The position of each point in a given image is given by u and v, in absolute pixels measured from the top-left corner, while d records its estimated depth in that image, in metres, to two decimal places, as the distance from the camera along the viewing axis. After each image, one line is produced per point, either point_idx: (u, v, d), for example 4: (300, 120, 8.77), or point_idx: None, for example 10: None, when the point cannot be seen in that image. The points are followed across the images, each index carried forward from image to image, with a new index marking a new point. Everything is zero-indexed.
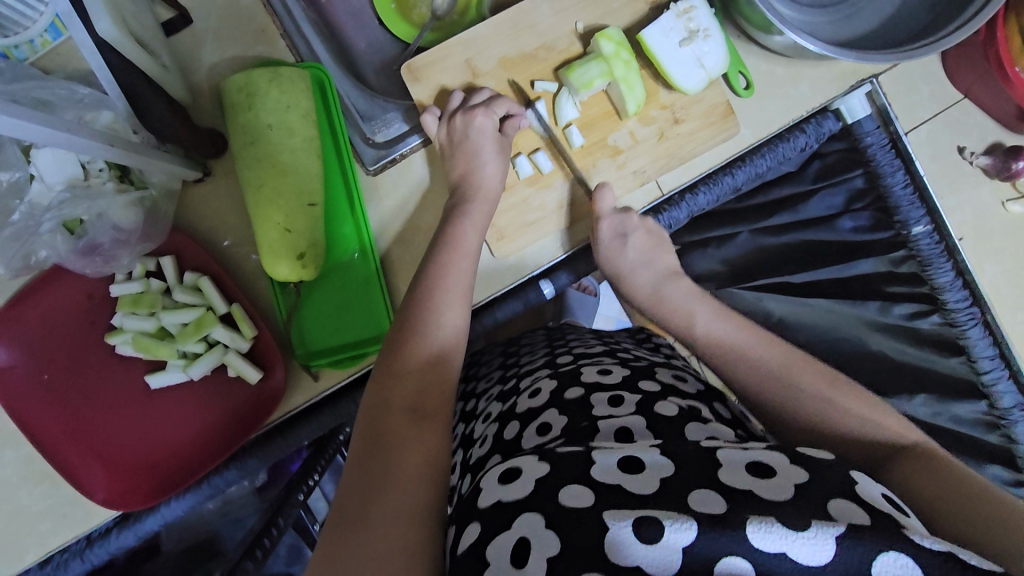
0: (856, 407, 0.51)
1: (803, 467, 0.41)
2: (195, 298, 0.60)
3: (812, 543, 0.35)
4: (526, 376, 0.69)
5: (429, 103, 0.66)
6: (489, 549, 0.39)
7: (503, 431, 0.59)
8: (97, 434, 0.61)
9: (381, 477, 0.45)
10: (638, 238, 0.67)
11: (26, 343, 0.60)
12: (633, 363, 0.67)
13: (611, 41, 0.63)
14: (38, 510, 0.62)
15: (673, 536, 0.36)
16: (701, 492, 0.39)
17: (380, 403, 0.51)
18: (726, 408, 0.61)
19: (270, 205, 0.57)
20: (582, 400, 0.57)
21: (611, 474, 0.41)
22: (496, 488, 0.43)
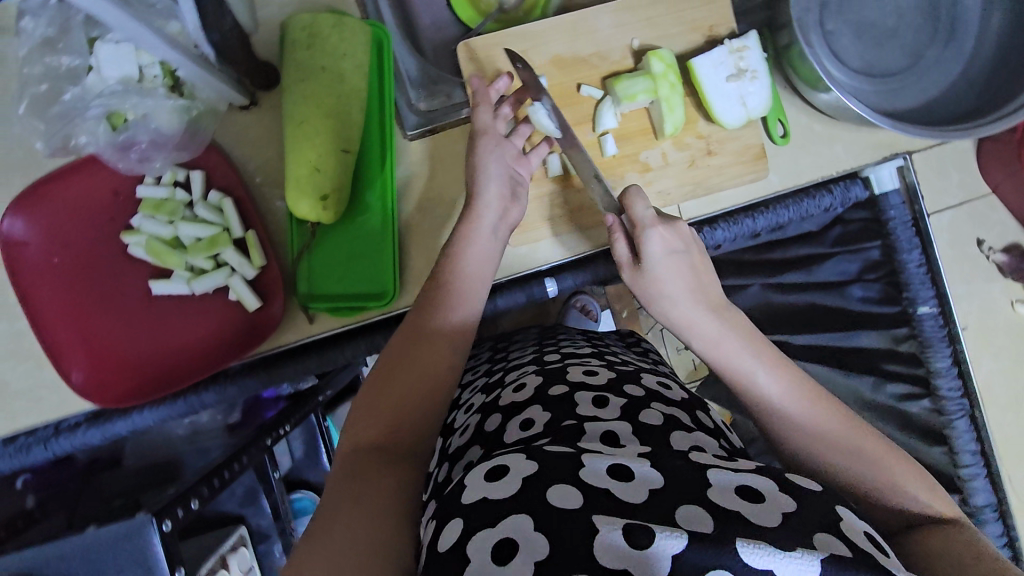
0: (869, 445, 0.49)
1: (791, 497, 0.40)
2: (215, 217, 0.62)
3: (799, 562, 0.35)
4: (512, 372, 0.69)
5: (479, 82, 0.67)
6: (470, 543, 0.36)
7: (484, 421, 0.60)
8: (90, 327, 0.62)
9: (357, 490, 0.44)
10: (695, 258, 0.63)
11: (43, 224, 0.61)
12: (621, 367, 0.67)
13: (662, 62, 0.64)
14: (16, 388, 0.63)
15: (662, 544, 0.35)
16: (688, 508, 0.38)
17: (367, 418, 0.50)
18: (708, 419, 0.61)
19: (305, 143, 0.59)
20: (566, 397, 0.57)
21: (600, 479, 0.39)
22: (480, 485, 0.40)
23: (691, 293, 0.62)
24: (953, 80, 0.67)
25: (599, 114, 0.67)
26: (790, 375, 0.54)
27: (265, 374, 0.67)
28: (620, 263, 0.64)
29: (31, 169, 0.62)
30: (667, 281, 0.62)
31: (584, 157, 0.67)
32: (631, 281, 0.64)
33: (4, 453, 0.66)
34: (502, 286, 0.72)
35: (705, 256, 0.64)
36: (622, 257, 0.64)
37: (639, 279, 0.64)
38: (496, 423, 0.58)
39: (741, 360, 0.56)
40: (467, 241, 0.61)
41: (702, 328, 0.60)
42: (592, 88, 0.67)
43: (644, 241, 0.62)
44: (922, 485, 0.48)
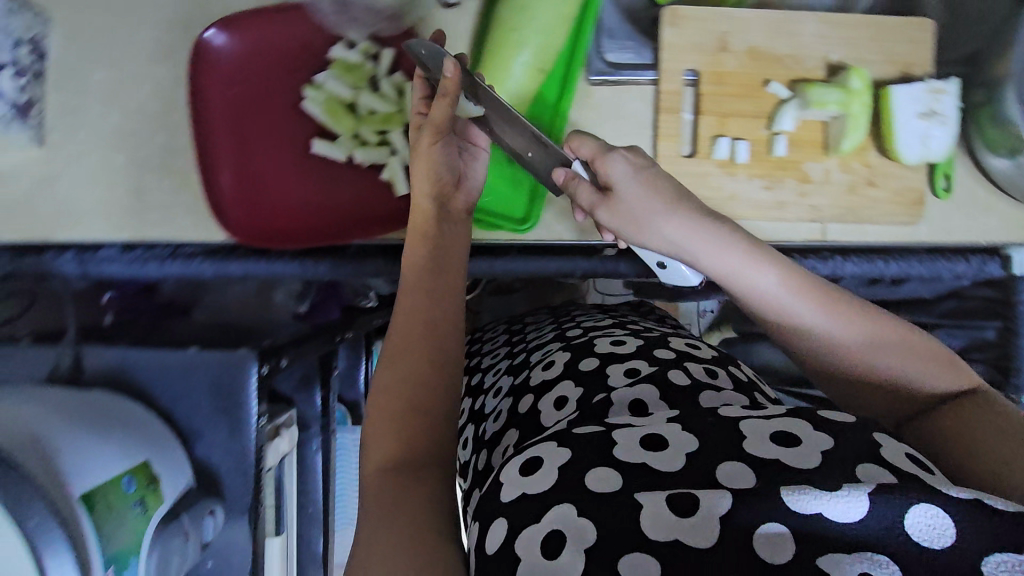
0: (890, 336, 0.49)
1: (827, 435, 0.40)
2: (395, 96, 0.63)
3: (846, 501, 0.34)
4: (537, 351, 0.70)
5: (675, 48, 0.67)
6: (518, 540, 0.38)
7: (516, 404, 0.61)
8: (247, 164, 0.63)
9: (394, 503, 0.42)
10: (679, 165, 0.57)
11: (233, 53, 0.62)
12: (645, 334, 0.68)
13: (862, 81, 0.65)
14: (157, 200, 0.65)
15: (708, 509, 0.36)
16: (727, 466, 0.39)
17: (378, 425, 0.46)
18: (741, 372, 0.63)
19: (503, 54, 0.62)
20: (598, 371, 0.59)
21: (634, 453, 0.41)
22: (517, 480, 0.42)
23: (674, 209, 0.53)
24: None
25: (778, 113, 0.67)
26: (797, 286, 0.50)
27: (383, 261, 0.68)
28: (590, 204, 0.57)
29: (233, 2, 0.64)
30: (650, 216, 0.54)
31: (753, 149, 0.67)
32: (609, 218, 0.56)
33: (121, 259, 0.66)
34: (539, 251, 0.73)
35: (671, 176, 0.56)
36: (594, 198, 0.56)
37: (619, 211, 0.55)
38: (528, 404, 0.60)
39: (738, 271, 0.51)
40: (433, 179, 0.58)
41: (708, 263, 0.53)
42: (779, 87, 0.68)
43: (607, 168, 0.55)
44: (937, 364, 0.49)
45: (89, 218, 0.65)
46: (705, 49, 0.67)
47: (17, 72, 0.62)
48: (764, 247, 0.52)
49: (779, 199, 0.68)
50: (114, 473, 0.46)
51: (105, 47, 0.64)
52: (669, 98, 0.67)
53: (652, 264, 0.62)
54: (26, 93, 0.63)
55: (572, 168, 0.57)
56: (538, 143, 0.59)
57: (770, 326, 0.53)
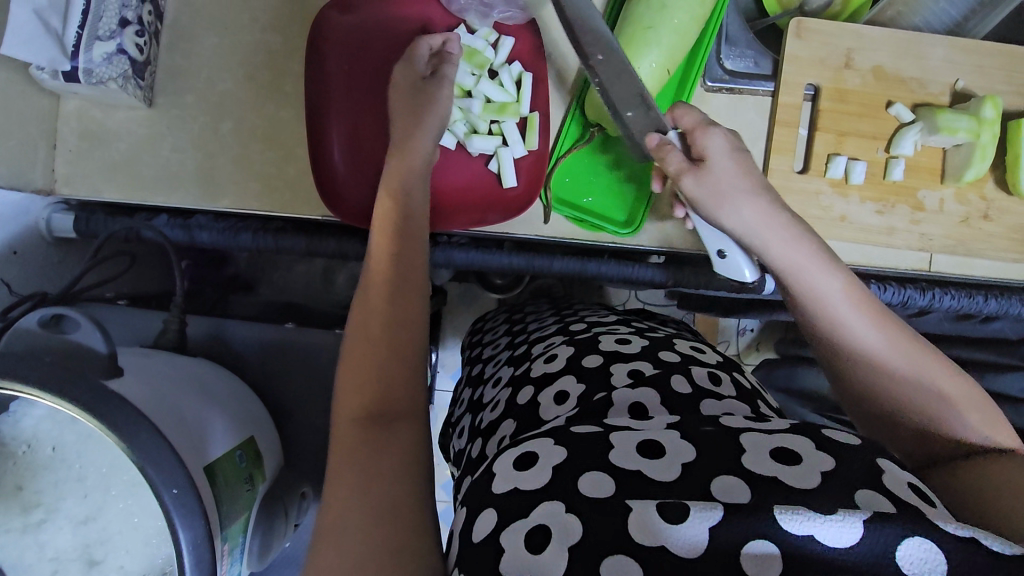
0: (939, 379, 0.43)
1: (831, 455, 0.38)
2: (513, 87, 0.62)
3: (839, 526, 0.33)
4: (539, 343, 0.68)
5: (799, 61, 0.65)
6: (503, 534, 0.37)
7: (515, 395, 0.60)
8: (356, 141, 0.62)
9: (374, 464, 0.38)
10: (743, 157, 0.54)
11: (354, 28, 0.61)
12: (651, 334, 0.66)
13: (995, 110, 0.63)
14: (259, 170, 0.64)
15: (698, 516, 0.35)
16: (723, 479, 0.37)
17: (354, 376, 0.43)
18: (745, 378, 0.61)
19: (637, 48, 0.58)
20: (601, 369, 0.57)
21: (629, 459, 0.40)
22: (512, 475, 0.41)
23: (757, 194, 0.52)
24: None
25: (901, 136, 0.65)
26: (861, 299, 0.47)
27: None
28: (676, 170, 0.54)
29: None
30: (728, 194, 0.53)
31: (869, 171, 0.65)
32: (692, 189, 0.53)
33: (217, 227, 0.66)
34: (572, 250, 0.74)
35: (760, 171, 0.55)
36: (681, 167, 0.54)
37: (702, 181, 0.53)
38: (528, 396, 0.58)
39: (804, 265, 0.49)
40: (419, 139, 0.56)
41: (774, 252, 0.50)
42: (904, 110, 0.66)
43: (704, 140, 0.54)
44: (983, 417, 0.43)
45: (188, 183, 0.64)
46: (829, 64, 0.66)
47: (139, 29, 0.59)
48: (835, 259, 0.50)
49: (891, 225, 0.66)
50: (228, 449, 0.46)
51: (226, 11, 0.63)
52: (787, 109, 0.66)
53: (712, 253, 0.57)
54: (143, 53, 0.60)
55: (667, 135, 0.55)
56: (639, 100, 0.55)
57: (816, 335, 0.48)
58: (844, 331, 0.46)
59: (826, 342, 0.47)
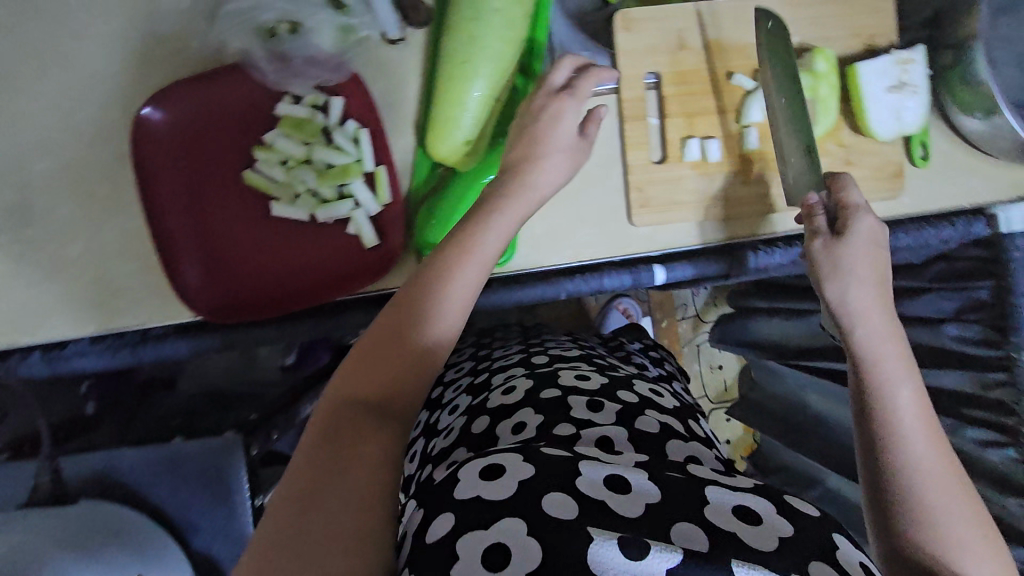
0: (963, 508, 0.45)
1: (786, 519, 0.42)
2: (349, 146, 0.60)
3: None
4: (500, 373, 0.70)
5: (632, 54, 0.65)
6: (458, 542, 0.38)
7: (470, 424, 0.62)
8: (207, 235, 0.60)
9: (333, 475, 0.39)
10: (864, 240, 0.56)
11: (180, 122, 0.59)
12: (613, 372, 0.70)
13: (827, 62, 0.63)
14: (119, 286, 0.62)
15: (659, 556, 0.37)
16: (681, 525, 0.40)
17: (359, 369, 0.45)
18: (700, 428, 0.65)
19: (457, 84, 0.57)
20: (559, 400, 0.59)
21: (595, 489, 0.41)
22: (476, 483, 0.41)
23: (872, 282, 0.55)
24: None
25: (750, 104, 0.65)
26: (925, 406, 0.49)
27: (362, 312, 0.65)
28: (814, 233, 0.57)
29: (171, 68, 0.60)
30: (863, 280, 0.55)
31: (723, 146, 0.65)
32: (818, 251, 0.57)
33: (94, 351, 0.64)
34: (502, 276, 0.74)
35: (890, 267, 0.57)
36: (818, 229, 0.57)
37: (829, 246, 0.56)
38: (484, 426, 0.59)
39: (888, 360, 0.51)
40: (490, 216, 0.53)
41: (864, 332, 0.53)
42: (744, 78, 0.65)
43: (854, 219, 0.56)
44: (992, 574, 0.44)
45: (50, 316, 0.62)
46: (663, 49, 0.65)
47: None
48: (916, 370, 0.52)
49: (759, 192, 0.66)
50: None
51: (43, 134, 0.61)
52: (633, 103, 0.65)
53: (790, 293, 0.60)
54: None
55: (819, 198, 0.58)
56: (805, 153, 0.61)
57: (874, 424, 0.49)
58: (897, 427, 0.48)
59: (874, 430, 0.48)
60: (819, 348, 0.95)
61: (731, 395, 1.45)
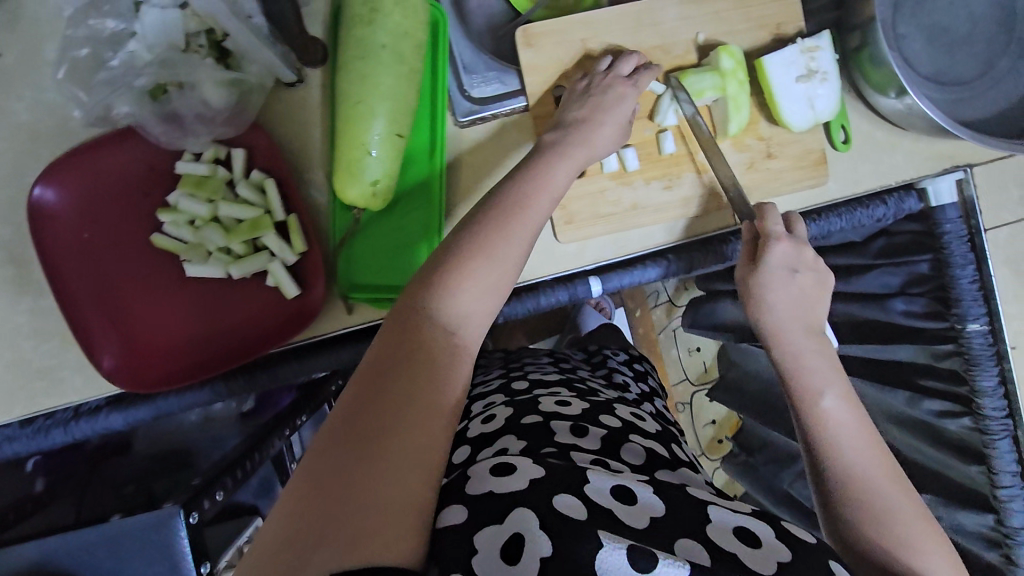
0: (910, 511, 0.48)
1: (787, 547, 0.42)
2: (256, 198, 0.59)
3: None
4: (479, 402, 0.67)
5: (538, 70, 0.64)
6: (475, 535, 0.38)
7: (452, 455, 0.57)
8: (122, 306, 0.59)
9: (390, 434, 0.38)
10: (793, 264, 0.58)
11: (78, 195, 0.57)
12: (591, 397, 0.65)
13: (732, 58, 0.62)
14: (40, 366, 0.61)
15: (666, 567, 0.36)
16: (685, 540, 0.40)
17: (403, 341, 0.44)
18: (682, 451, 0.63)
19: (357, 126, 0.56)
20: (541, 426, 0.55)
21: (602, 495, 0.41)
22: (488, 481, 0.43)
23: (799, 304, 0.58)
24: None
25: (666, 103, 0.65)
26: (853, 412, 0.53)
27: (295, 363, 0.64)
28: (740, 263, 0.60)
29: (64, 139, 0.58)
30: (788, 304, 0.58)
31: (641, 153, 0.64)
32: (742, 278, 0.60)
33: (23, 434, 0.63)
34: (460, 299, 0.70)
35: (822, 284, 0.59)
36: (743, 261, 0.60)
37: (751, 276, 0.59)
38: (464, 456, 0.55)
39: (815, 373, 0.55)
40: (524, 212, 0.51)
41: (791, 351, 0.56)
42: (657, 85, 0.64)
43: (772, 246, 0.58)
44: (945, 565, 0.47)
45: None
46: (568, 63, 0.64)
47: None
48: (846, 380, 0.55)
49: (683, 194, 0.65)
50: None
51: None
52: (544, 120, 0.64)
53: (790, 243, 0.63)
54: None
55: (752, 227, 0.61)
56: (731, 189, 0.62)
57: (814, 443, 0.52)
58: (834, 441, 0.51)
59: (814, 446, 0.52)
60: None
61: (711, 374, 1.36)
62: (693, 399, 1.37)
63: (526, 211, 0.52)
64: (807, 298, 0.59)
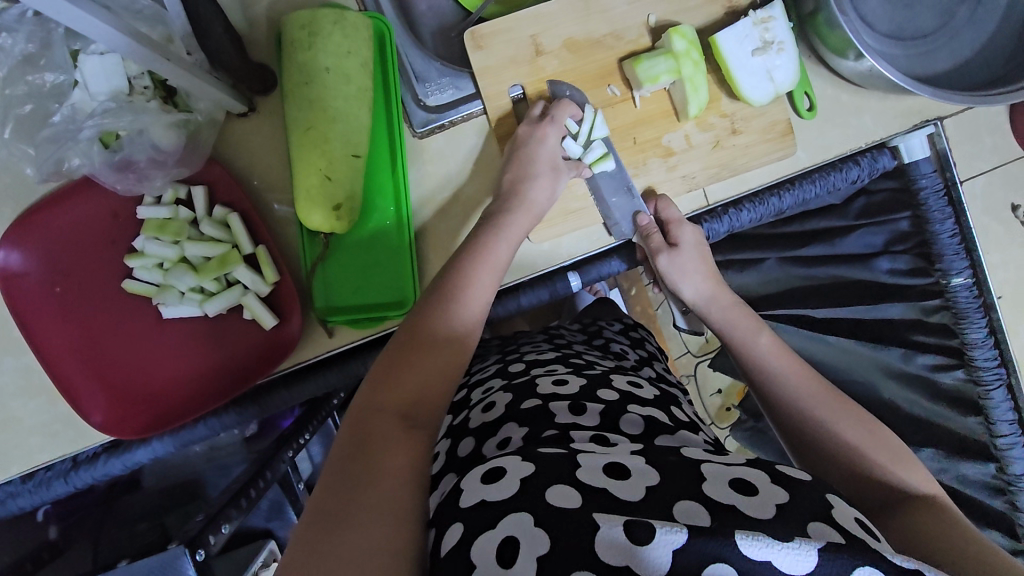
0: (857, 431, 0.49)
1: (783, 488, 0.40)
2: (222, 234, 0.59)
3: (795, 553, 0.34)
4: (476, 390, 0.63)
5: (491, 71, 0.63)
6: (472, 549, 0.36)
7: (455, 446, 0.54)
8: (103, 357, 0.59)
9: (358, 490, 0.40)
10: (689, 244, 0.65)
11: (45, 252, 0.58)
12: (587, 370, 0.62)
13: (684, 39, 0.61)
14: (31, 424, 0.61)
15: (664, 539, 0.34)
16: (685, 502, 0.38)
17: (373, 402, 0.47)
18: (683, 412, 0.59)
19: (313, 150, 0.55)
20: (541, 409, 0.52)
21: (595, 475, 0.39)
22: (479, 488, 0.40)
23: (708, 276, 0.65)
24: (988, 38, 0.62)
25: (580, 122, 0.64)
26: (782, 351, 0.56)
27: (285, 390, 0.65)
28: (657, 251, 0.64)
29: (24, 196, 0.58)
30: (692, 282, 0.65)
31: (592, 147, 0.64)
32: (663, 265, 0.65)
33: (26, 488, 0.65)
34: None
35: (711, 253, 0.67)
36: (659, 247, 0.64)
37: (675, 260, 0.64)
38: (469, 448, 0.51)
39: (740, 327, 0.60)
40: (464, 279, 0.55)
41: (718, 318, 0.62)
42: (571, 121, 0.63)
43: (677, 232, 0.65)
44: (909, 465, 0.48)
45: None
46: (520, 61, 0.63)
47: None
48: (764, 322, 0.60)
49: (651, 181, 0.65)
50: None
51: None
52: (503, 123, 0.64)
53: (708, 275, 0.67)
54: None
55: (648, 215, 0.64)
56: (626, 191, 0.64)
57: (761, 387, 0.55)
58: (773, 379, 0.54)
59: (761, 389, 0.55)
60: (781, 293, 0.89)
61: (713, 344, 1.36)
62: (696, 370, 1.35)
63: (477, 274, 0.56)
64: (717, 277, 0.65)
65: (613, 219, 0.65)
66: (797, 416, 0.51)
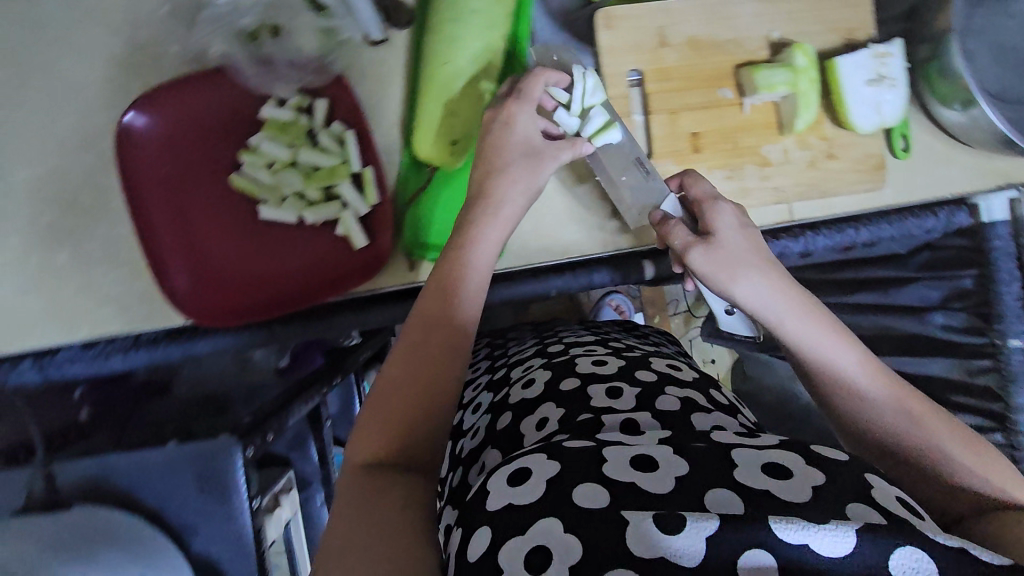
0: (947, 436, 0.45)
1: (818, 469, 0.38)
2: (336, 148, 0.61)
3: (834, 534, 0.33)
4: (516, 367, 0.65)
5: (614, 51, 0.66)
6: (501, 553, 0.34)
7: (495, 421, 0.56)
8: (200, 238, 0.61)
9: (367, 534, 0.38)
10: (741, 233, 0.53)
11: (172, 124, 0.60)
12: (628, 353, 0.63)
13: (806, 56, 0.64)
14: (109, 293, 0.62)
15: (695, 526, 0.33)
16: (717, 490, 0.36)
17: (375, 424, 0.44)
18: (722, 396, 0.58)
19: (442, 84, 0.58)
20: (578, 392, 0.53)
21: (624, 472, 0.37)
22: (504, 489, 0.38)
23: (770, 269, 0.51)
24: None
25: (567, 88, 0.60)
26: (865, 363, 0.48)
27: (354, 313, 0.66)
28: (690, 245, 0.54)
29: (157, 74, 0.60)
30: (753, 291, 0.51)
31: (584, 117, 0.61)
32: (699, 261, 0.53)
33: (85, 357, 0.64)
34: (498, 278, 0.70)
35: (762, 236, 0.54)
36: (689, 240, 0.54)
37: (713, 256, 0.52)
38: (508, 423, 0.54)
39: (822, 344, 0.48)
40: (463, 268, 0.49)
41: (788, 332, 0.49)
42: (559, 90, 0.61)
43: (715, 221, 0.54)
44: (1000, 471, 0.44)
45: (40, 325, 0.62)
46: (644, 47, 0.66)
47: None
48: (847, 330, 0.49)
49: (743, 186, 0.67)
50: None
51: (28, 147, 0.60)
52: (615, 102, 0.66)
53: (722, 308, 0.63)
54: None
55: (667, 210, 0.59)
56: (636, 166, 0.63)
57: (837, 399, 0.48)
58: (852, 394, 0.47)
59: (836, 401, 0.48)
60: None
61: None
62: None
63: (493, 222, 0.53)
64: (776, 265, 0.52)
65: (625, 198, 0.64)
66: (878, 426, 0.46)
